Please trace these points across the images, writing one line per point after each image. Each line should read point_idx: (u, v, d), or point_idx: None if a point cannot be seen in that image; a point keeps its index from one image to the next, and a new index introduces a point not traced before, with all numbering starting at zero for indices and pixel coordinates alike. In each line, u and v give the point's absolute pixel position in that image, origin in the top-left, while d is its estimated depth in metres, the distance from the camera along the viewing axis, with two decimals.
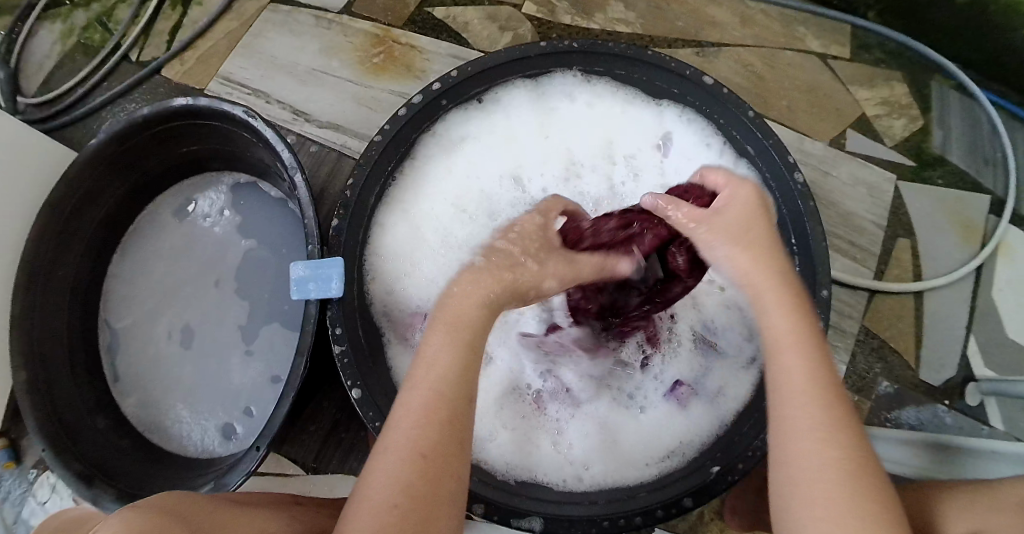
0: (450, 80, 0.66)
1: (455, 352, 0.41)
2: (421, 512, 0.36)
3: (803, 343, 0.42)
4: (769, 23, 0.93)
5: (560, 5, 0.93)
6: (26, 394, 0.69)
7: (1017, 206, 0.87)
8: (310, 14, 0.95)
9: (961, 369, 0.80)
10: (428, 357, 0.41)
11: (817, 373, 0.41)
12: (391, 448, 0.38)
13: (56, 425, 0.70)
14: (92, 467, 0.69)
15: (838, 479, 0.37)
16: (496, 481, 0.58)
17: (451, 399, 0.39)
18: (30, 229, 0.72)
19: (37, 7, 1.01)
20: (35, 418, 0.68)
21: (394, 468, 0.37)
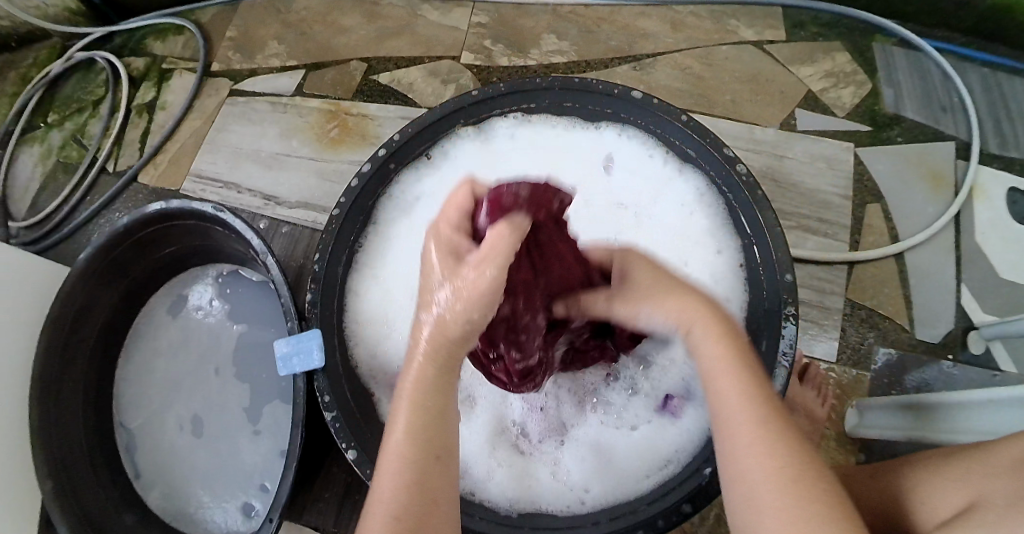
0: (394, 144, 0.71)
1: (417, 423, 0.40)
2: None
3: (737, 360, 0.42)
4: (699, 23, 0.96)
5: (496, 48, 0.97)
6: (54, 503, 0.72)
7: (984, 147, 0.87)
8: (266, 102, 1.00)
9: (958, 320, 0.79)
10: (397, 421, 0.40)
11: (756, 388, 0.41)
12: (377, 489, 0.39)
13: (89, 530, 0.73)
14: None
15: (781, 488, 0.36)
16: (498, 517, 0.60)
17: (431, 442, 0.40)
18: (35, 348, 0.75)
19: (15, 134, 1.08)
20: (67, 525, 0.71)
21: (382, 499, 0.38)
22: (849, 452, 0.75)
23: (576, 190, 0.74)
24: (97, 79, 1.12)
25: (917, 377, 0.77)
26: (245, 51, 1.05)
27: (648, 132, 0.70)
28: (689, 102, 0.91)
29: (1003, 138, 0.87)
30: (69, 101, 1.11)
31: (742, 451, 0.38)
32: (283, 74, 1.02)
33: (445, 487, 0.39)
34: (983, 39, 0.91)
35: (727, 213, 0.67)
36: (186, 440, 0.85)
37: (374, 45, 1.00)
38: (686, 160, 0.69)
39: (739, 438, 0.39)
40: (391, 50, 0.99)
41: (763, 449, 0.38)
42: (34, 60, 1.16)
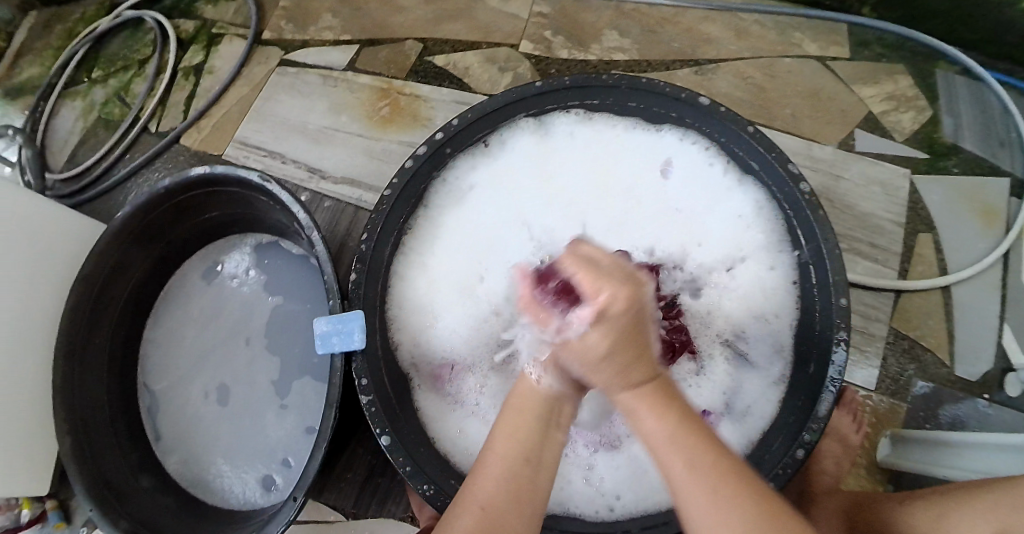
0: (452, 129, 0.69)
1: (518, 420, 0.43)
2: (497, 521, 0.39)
3: None
4: (764, 32, 0.94)
5: (555, 40, 0.95)
6: (71, 460, 0.72)
7: None
8: (316, 74, 0.99)
9: (999, 360, 0.77)
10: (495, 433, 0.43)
11: None
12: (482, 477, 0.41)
13: (103, 489, 0.73)
14: (136, 524, 0.72)
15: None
16: None
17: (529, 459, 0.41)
18: (66, 301, 0.75)
19: (58, 86, 1.08)
20: (81, 482, 0.71)
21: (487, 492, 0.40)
22: (878, 482, 0.74)
23: (629, 192, 0.73)
24: (144, 38, 1.11)
25: (954, 413, 0.75)
26: (298, 22, 1.04)
27: (712, 139, 0.69)
28: (747, 112, 0.89)
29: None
30: (115, 58, 1.11)
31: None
32: (336, 48, 1.01)
33: (536, 492, 0.41)
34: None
35: (786, 230, 0.65)
36: (209, 408, 0.85)
37: (430, 26, 0.99)
38: (746, 172, 0.68)
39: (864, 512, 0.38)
40: (448, 34, 0.98)
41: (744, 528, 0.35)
42: (84, 14, 1.15)
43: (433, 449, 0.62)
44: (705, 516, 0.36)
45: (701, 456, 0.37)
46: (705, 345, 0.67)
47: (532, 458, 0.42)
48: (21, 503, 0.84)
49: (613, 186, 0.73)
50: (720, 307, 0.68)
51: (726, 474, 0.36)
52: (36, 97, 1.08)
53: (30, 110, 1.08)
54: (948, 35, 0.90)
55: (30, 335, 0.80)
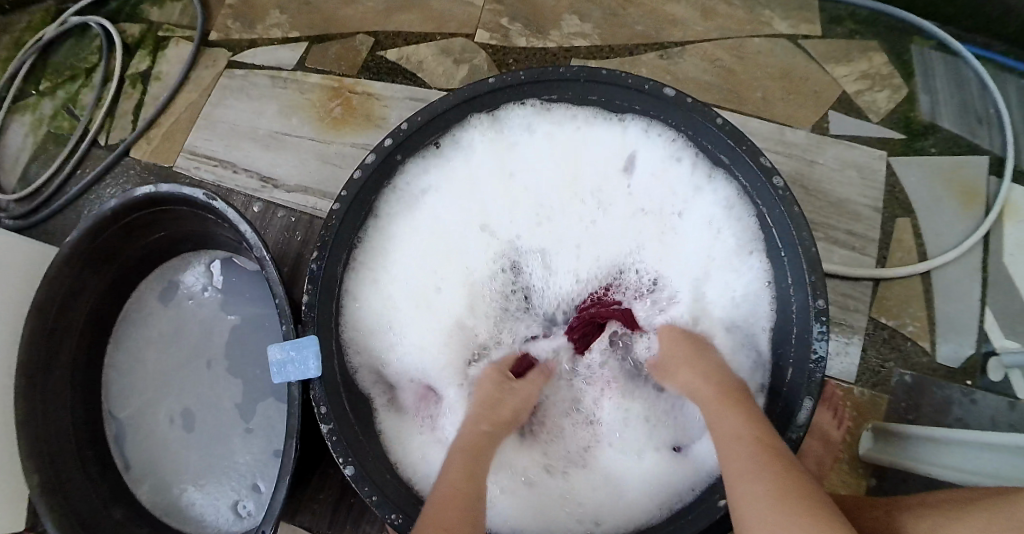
0: (401, 134, 0.65)
1: (460, 459, 0.52)
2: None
3: (738, 404, 0.51)
4: (732, 12, 0.90)
5: (513, 27, 0.91)
6: (43, 501, 0.69)
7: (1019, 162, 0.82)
8: (266, 75, 0.95)
9: (979, 345, 0.76)
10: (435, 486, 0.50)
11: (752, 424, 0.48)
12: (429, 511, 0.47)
13: (75, 527, 0.70)
14: None
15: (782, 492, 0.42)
16: None
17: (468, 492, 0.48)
18: (20, 335, 0.71)
19: (7, 101, 1.03)
20: (53, 522, 0.68)
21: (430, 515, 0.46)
22: (861, 476, 0.72)
23: (594, 191, 0.70)
24: (91, 45, 1.06)
25: (935, 401, 0.74)
26: (245, 20, 0.99)
27: (679, 131, 0.65)
28: (717, 97, 0.86)
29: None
30: (62, 69, 1.05)
31: (751, 482, 0.44)
32: (285, 46, 0.96)
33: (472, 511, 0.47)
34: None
35: (758, 225, 0.62)
36: (177, 434, 0.82)
37: (382, 18, 0.94)
38: (716, 165, 0.64)
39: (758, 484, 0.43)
40: (400, 25, 0.93)
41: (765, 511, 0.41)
42: (26, 23, 1.10)
43: (400, 474, 0.60)
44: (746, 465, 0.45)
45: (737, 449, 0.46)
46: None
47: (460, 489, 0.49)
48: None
49: (576, 185, 0.70)
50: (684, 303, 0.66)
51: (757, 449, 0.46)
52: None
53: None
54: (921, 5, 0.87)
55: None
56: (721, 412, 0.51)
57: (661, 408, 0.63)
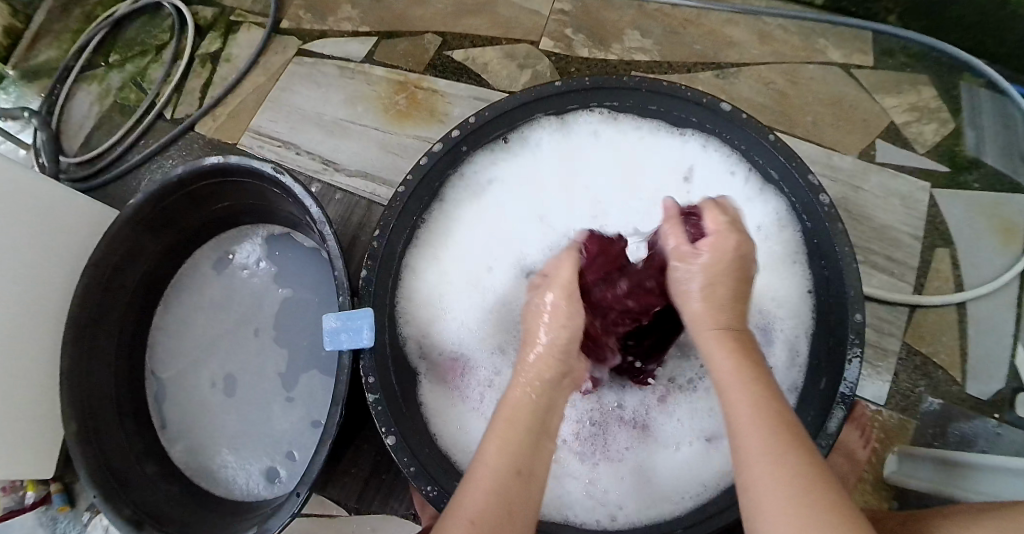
0: (469, 126, 0.69)
1: (510, 435, 0.42)
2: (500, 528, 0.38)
3: (744, 381, 0.40)
4: (789, 38, 0.92)
5: (576, 38, 0.95)
6: (78, 445, 0.69)
7: None
8: (333, 65, 0.99)
9: (1010, 380, 0.75)
10: (489, 440, 0.43)
11: (766, 409, 0.38)
12: (477, 480, 0.40)
13: (107, 475, 0.70)
14: (142, 513, 0.70)
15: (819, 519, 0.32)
16: None
17: (507, 471, 0.41)
18: (74, 289, 0.73)
19: (74, 70, 1.08)
20: (86, 466, 0.69)
21: (486, 486, 0.40)
22: (883, 498, 0.73)
23: (650, 199, 0.72)
24: (162, 23, 1.11)
25: (961, 432, 0.74)
26: (316, 11, 1.04)
27: (731, 146, 0.68)
28: (769, 120, 0.88)
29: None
30: (132, 43, 1.10)
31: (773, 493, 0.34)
32: (354, 39, 1.00)
33: (525, 504, 0.40)
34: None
35: (801, 241, 0.65)
36: (217, 398, 0.84)
37: (450, 20, 0.99)
38: (768, 182, 0.67)
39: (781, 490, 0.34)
40: (467, 29, 0.98)
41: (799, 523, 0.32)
42: None
43: (441, 450, 0.62)
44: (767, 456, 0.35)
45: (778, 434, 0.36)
46: None
47: (522, 469, 0.41)
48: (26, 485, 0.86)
49: (632, 192, 0.73)
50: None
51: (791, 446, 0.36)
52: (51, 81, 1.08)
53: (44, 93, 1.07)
54: (975, 45, 0.89)
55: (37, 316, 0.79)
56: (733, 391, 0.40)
57: (695, 411, 0.64)
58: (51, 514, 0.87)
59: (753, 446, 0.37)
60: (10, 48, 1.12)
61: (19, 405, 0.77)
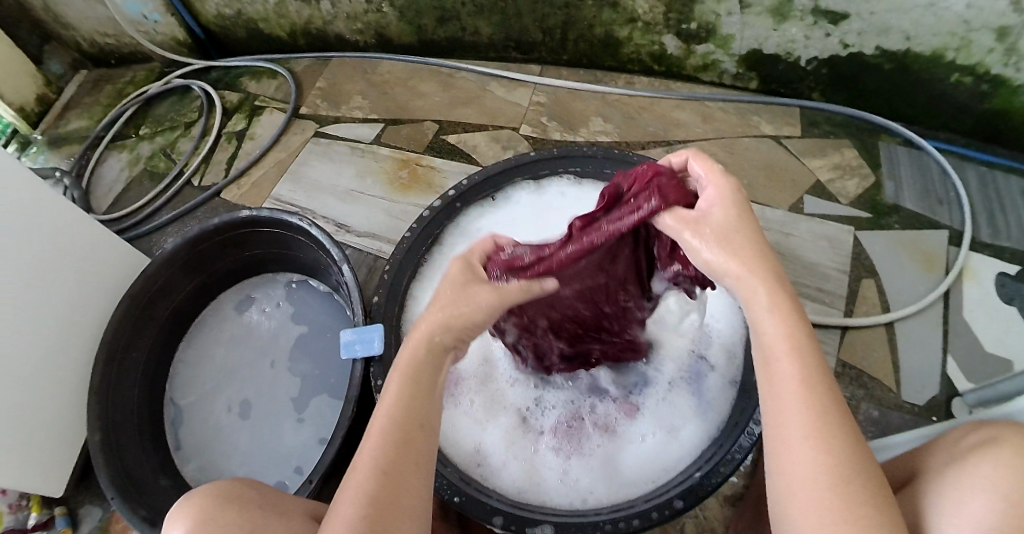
0: (463, 187, 0.87)
1: (406, 385, 0.48)
2: (389, 497, 0.44)
3: (796, 350, 0.46)
4: (726, 117, 1.12)
5: (550, 124, 1.15)
6: (99, 455, 0.77)
7: (977, 235, 0.97)
8: (346, 145, 1.18)
9: (943, 387, 0.86)
10: (385, 390, 0.49)
11: (810, 376, 0.46)
12: (371, 441, 0.47)
13: (124, 480, 0.78)
14: (155, 515, 0.77)
15: (832, 486, 0.42)
16: (504, 497, 0.67)
17: (403, 424, 0.47)
18: (114, 313, 0.85)
19: (106, 139, 1.27)
20: (106, 470, 0.76)
21: (377, 449, 0.46)
22: None
23: None
24: (190, 104, 1.31)
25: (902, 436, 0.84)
26: (332, 101, 1.24)
27: None
28: None
29: (995, 228, 0.97)
30: (163, 119, 1.30)
31: (802, 455, 0.44)
32: (365, 124, 1.20)
33: (422, 454, 0.47)
34: (981, 140, 1.03)
35: None
36: (231, 421, 0.92)
37: (446, 111, 1.19)
38: None
39: (808, 452, 0.44)
40: (460, 117, 1.18)
41: (820, 489, 0.42)
42: (131, 78, 1.38)
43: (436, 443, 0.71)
44: (807, 425, 0.44)
45: (817, 381, 0.46)
46: (670, 363, 0.77)
47: (416, 422, 0.48)
48: (30, 506, 0.88)
49: None
50: (667, 325, 0.79)
51: (829, 411, 0.45)
52: (83, 147, 1.27)
53: (76, 157, 1.25)
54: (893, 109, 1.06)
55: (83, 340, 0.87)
56: (788, 354, 0.47)
57: (652, 408, 0.75)
58: None
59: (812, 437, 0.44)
60: (41, 115, 1.34)
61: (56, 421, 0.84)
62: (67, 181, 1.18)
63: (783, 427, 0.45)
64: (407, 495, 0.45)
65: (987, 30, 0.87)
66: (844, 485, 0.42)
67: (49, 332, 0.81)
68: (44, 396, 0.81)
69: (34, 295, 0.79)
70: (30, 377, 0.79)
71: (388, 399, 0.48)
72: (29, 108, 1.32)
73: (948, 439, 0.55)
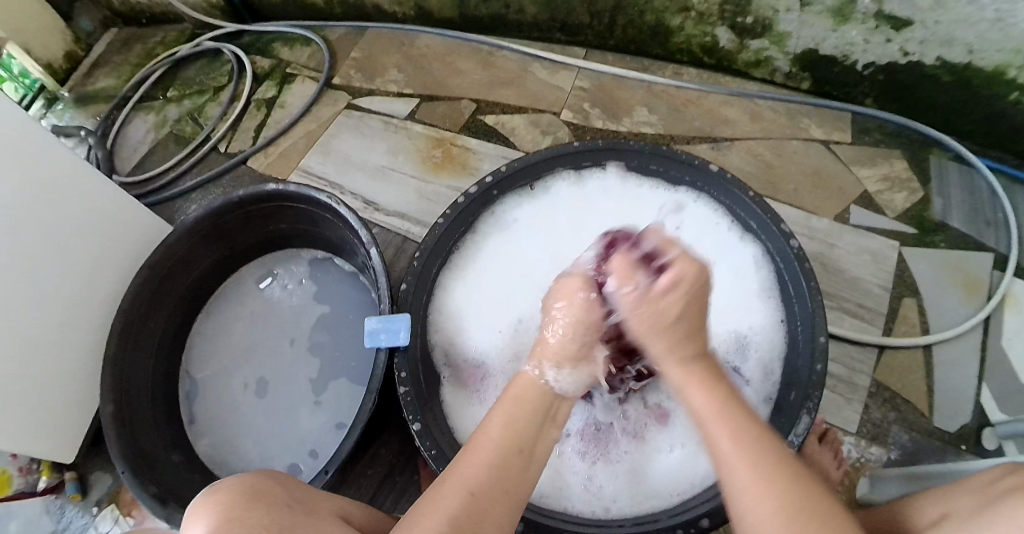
0: (502, 174, 0.83)
1: (520, 408, 0.52)
2: (480, 507, 0.45)
3: None
4: (776, 117, 1.07)
5: (592, 112, 1.11)
6: (112, 426, 0.77)
7: (1022, 262, 0.92)
8: (379, 120, 1.15)
9: (976, 416, 0.83)
10: (497, 409, 0.53)
11: None
12: (478, 449, 0.49)
13: (136, 453, 0.78)
14: (165, 492, 0.77)
15: None
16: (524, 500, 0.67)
17: (510, 442, 0.50)
18: (129, 286, 0.84)
19: (133, 100, 1.25)
20: (118, 443, 0.76)
21: (479, 458, 0.48)
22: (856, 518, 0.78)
23: None
24: (221, 68, 1.29)
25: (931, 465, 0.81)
26: (366, 73, 1.21)
27: (720, 204, 0.81)
28: (755, 185, 1.02)
29: None
30: (191, 82, 1.28)
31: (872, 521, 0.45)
32: (399, 99, 1.17)
33: (520, 475, 0.48)
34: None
35: (775, 281, 0.75)
36: (248, 399, 0.93)
37: (484, 90, 1.16)
38: (748, 231, 0.79)
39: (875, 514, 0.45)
40: (499, 98, 1.14)
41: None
42: (162, 38, 1.36)
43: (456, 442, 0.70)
44: None
45: None
46: None
47: (521, 442, 0.50)
48: (42, 469, 0.90)
49: None
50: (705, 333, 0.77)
51: None
52: (109, 107, 1.26)
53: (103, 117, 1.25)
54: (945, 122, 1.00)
55: (98, 307, 0.87)
56: None
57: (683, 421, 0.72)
58: (59, 504, 0.90)
59: (745, 475, 0.45)
60: (70, 71, 1.33)
61: (69, 387, 0.85)
62: (92, 141, 1.19)
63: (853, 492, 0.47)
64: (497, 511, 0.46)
65: None
66: None
67: (64, 300, 0.81)
68: (57, 364, 0.82)
69: (44, 265, 0.78)
70: (45, 344, 0.79)
71: (497, 419, 0.51)
72: (57, 63, 1.31)
73: (976, 482, 0.52)
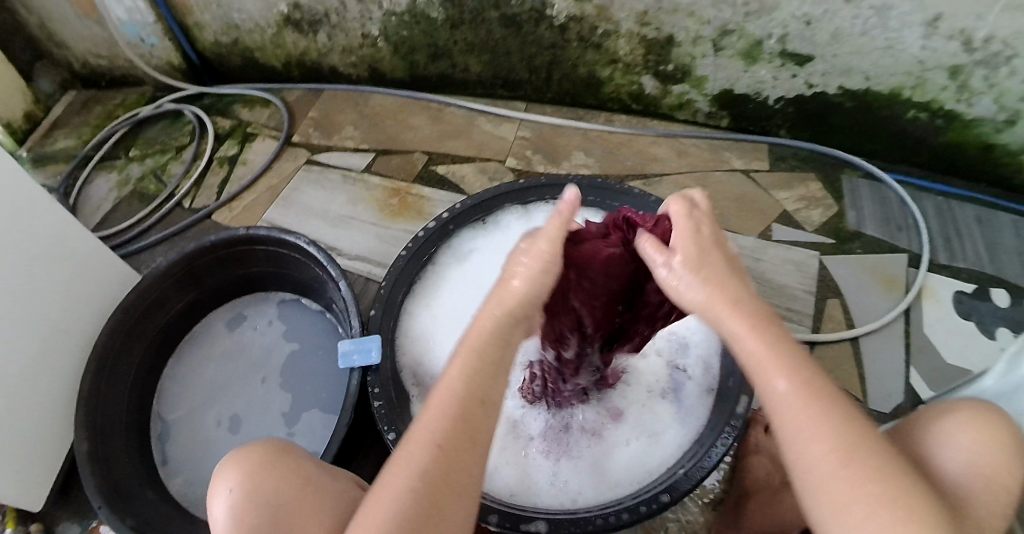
0: (456, 211, 0.90)
1: (471, 366, 0.50)
2: (443, 471, 0.46)
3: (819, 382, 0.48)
4: (700, 153, 1.20)
5: (534, 158, 1.21)
6: (87, 462, 0.75)
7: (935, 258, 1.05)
8: (337, 173, 1.21)
9: (908, 395, 0.92)
10: (450, 371, 0.51)
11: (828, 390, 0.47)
12: (432, 413, 0.49)
13: (111, 490, 0.75)
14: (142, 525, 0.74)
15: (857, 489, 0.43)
16: (497, 497, 0.69)
17: (465, 402, 0.49)
18: (103, 326, 0.84)
19: (95, 160, 1.27)
20: (93, 480, 0.74)
21: (435, 424, 0.48)
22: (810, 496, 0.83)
23: None
24: (183, 128, 1.33)
25: None
26: (324, 130, 1.29)
27: None
28: None
29: (951, 251, 1.06)
30: (153, 142, 1.32)
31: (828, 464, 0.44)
32: (355, 154, 1.24)
33: (481, 433, 0.49)
34: (942, 173, 1.13)
35: None
36: (221, 436, 0.91)
37: (434, 143, 1.24)
38: None
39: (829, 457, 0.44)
40: (449, 149, 1.23)
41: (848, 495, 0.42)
42: (123, 100, 1.40)
43: None
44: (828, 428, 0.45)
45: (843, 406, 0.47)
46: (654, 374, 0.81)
47: (476, 401, 0.49)
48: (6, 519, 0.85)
49: None
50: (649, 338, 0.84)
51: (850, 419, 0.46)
52: (71, 166, 1.27)
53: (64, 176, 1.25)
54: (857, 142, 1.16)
55: (68, 346, 0.84)
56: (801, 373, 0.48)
57: (641, 413, 0.78)
58: None
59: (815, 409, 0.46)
60: (30, 131, 1.35)
61: (33, 429, 0.81)
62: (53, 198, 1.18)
63: (803, 442, 0.45)
64: (462, 474, 0.47)
65: (940, 70, 0.97)
66: (870, 481, 0.43)
67: (38, 336, 0.80)
68: (25, 403, 0.79)
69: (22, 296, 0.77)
70: (15, 382, 0.77)
71: (449, 384, 0.50)
72: (16, 123, 1.32)
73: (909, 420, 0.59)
